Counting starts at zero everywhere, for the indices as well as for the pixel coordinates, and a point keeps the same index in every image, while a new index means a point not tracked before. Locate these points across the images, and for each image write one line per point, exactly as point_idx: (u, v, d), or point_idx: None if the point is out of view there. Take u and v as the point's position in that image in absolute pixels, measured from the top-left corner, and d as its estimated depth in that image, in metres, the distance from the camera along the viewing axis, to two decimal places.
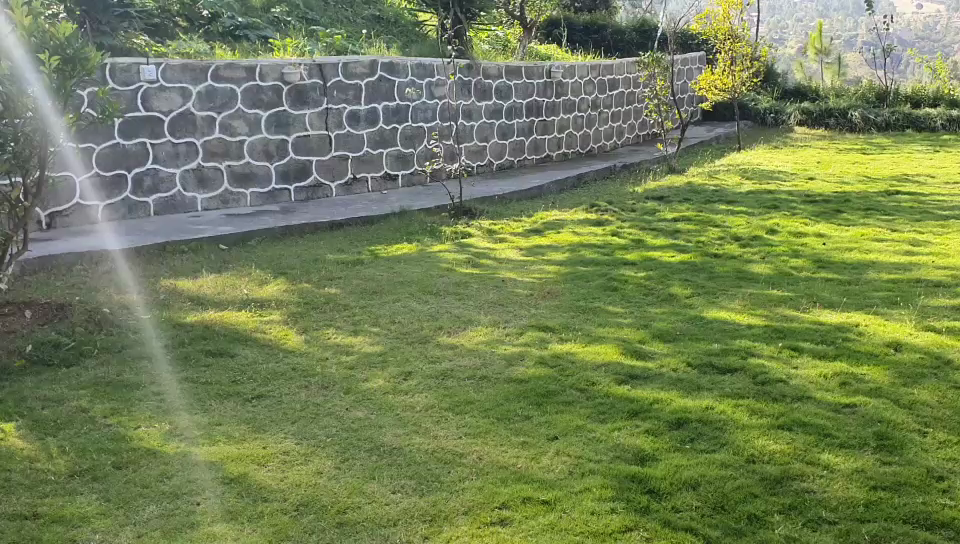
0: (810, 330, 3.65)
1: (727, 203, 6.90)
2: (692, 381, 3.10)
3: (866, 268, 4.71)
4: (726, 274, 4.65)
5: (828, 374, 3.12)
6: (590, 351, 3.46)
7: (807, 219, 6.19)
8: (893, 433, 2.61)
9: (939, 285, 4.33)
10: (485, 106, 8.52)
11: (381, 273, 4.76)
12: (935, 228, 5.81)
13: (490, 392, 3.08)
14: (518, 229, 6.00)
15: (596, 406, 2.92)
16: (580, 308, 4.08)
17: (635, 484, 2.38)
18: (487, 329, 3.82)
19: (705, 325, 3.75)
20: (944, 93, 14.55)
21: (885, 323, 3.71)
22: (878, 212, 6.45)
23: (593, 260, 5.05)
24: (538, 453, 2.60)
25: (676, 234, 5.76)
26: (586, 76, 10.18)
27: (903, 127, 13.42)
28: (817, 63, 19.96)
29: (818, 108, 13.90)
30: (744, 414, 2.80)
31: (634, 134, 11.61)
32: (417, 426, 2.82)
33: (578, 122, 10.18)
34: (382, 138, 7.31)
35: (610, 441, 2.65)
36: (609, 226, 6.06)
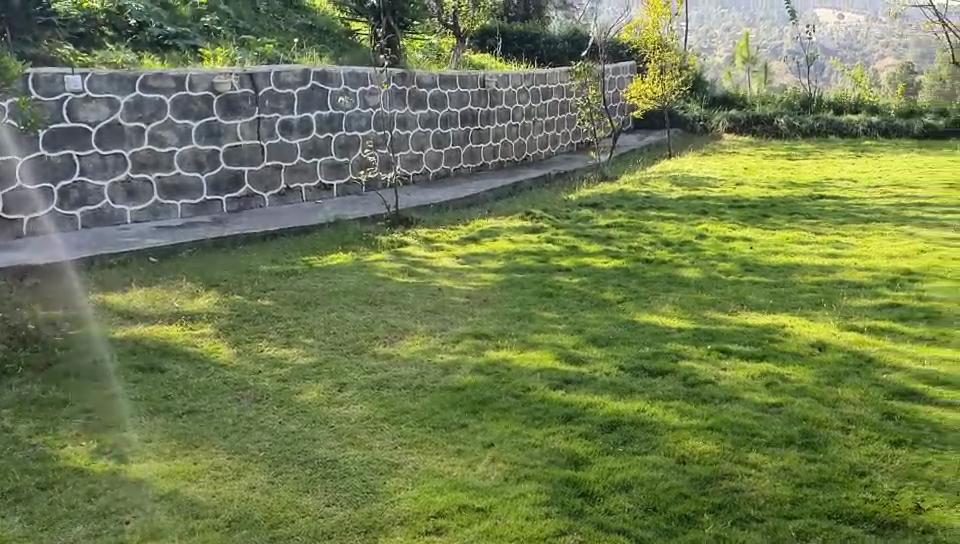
0: (738, 332, 3.72)
1: (659, 210, 7.02)
2: (625, 384, 3.14)
3: (791, 271, 4.83)
4: (658, 279, 4.72)
5: (755, 374, 3.19)
6: (525, 357, 3.48)
7: (735, 224, 6.33)
8: (818, 431, 2.68)
9: (861, 285, 4.47)
10: (420, 115, 8.52)
11: (315, 284, 4.71)
12: (857, 230, 6.00)
13: (426, 401, 3.07)
14: (454, 237, 6.01)
15: (531, 412, 2.93)
16: (515, 315, 4.09)
17: (569, 489, 2.39)
18: (423, 337, 3.81)
19: (638, 329, 3.80)
20: (864, 100, 15.05)
21: (809, 324, 3.81)
22: (802, 215, 6.64)
23: (528, 267, 5.08)
24: (473, 461, 2.60)
25: (609, 240, 5.84)
26: (520, 85, 10.27)
27: (826, 132, 13.92)
28: (744, 71, 20.71)
29: (744, 115, 14.25)
30: (674, 416, 2.84)
31: (568, 142, 11.73)
32: (352, 438, 2.80)
33: (513, 131, 10.24)
34: (316, 147, 7.25)
35: (544, 446, 2.66)
36: (543, 233, 6.11)
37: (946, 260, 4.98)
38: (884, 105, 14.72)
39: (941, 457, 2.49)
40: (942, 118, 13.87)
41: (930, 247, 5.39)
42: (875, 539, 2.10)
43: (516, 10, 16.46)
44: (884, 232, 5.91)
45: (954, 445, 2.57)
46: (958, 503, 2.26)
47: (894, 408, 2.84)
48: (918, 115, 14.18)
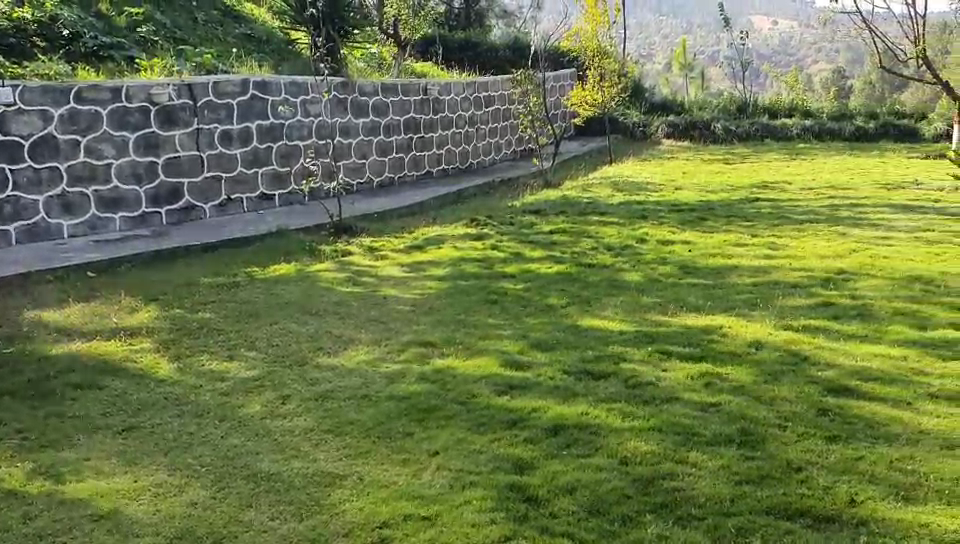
0: (678, 334, 3.77)
1: (601, 215, 7.09)
2: (568, 388, 3.16)
3: (728, 272, 4.92)
4: (601, 283, 4.77)
5: (695, 374, 3.24)
6: (470, 364, 3.48)
7: (674, 227, 6.43)
8: (755, 429, 2.73)
9: (796, 285, 4.57)
10: (362, 123, 8.48)
11: (257, 296, 4.66)
12: (792, 231, 6.13)
13: (371, 411, 3.06)
14: (398, 245, 5.99)
15: (475, 418, 2.93)
16: (461, 322, 4.10)
17: (514, 494, 2.40)
18: (368, 347, 3.79)
19: (581, 333, 3.83)
20: (798, 104, 15.41)
21: (746, 324, 3.89)
22: (739, 218, 6.77)
23: (472, 274, 5.09)
24: (418, 470, 2.59)
25: (552, 246, 5.87)
26: (462, 93, 10.30)
27: (762, 137, 14.23)
28: (682, 77, 21.02)
29: (682, 121, 14.45)
30: (616, 418, 2.87)
31: (510, 149, 11.79)
32: (295, 451, 2.77)
33: (456, 138, 10.25)
34: (257, 158, 7.18)
35: (488, 452, 2.66)
36: (487, 240, 6.13)
37: (876, 259, 5.12)
38: (816, 109, 15.11)
39: (873, 451, 2.55)
40: (871, 121, 14.30)
41: (861, 246, 5.54)
42: (811, 533, 2.14)
43: (457, 18, 16.51)
44: (818, 233, 6.06)
45: (885, 439, 2.64)
46: (891, 494, 2.30)
47: (829, 405, 2.91)
48: (849, 118, 14.59)
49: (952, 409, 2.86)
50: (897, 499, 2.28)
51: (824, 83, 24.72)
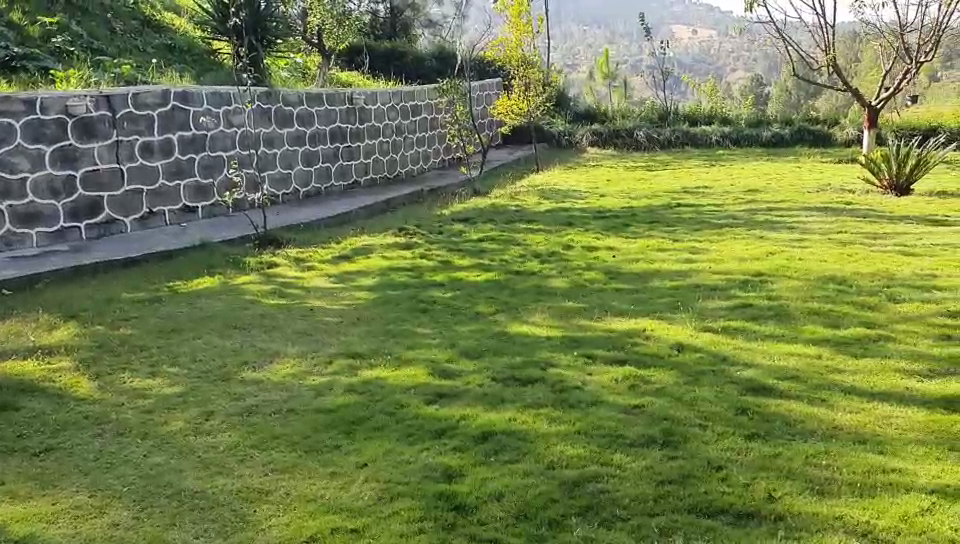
0: (602, 337, 3.83)
1: (527, 222, 7.15)
2: (497, 394, 3.18)
3: (652, 277, 5.02)
4: (528, 290, 4.81)
5: (619, 377, 3.30)
6: (398, 374, 3.47)
7: (600, 234, 6.52)
8: (677, 429, 2.78)
9: (716, 288, 4.68)
10: (287, 133, 8.40)
11: (181, 310, 4.57)
12: (712, 236, 6.28)
13: (298, 424, 3.02)
14: (326, 256, 5.95)
15: (403, 428, 2.93)
16: (389, 332, 4.08)
17: (442, 502, 2.40)
18: (294, 360, 3.74)
19: (509, 340, 3.85)
20: (716, 112, 15.80)
21: (668, 327, 3.97)
22: (662, 224, 6.90)
23: (401, 284, 5.08)
24: (346, 482, 2.57)
25: (480, 254, 5.89)
26: (388, 102, 10.28)
27: (683, 144, 14.54)
28: (606, 87, 21.35)
29: (606, 129, 14.65)
30: (543, 422, 2.90)
31: (439, 157, 11.82)
32: (220, 467, 2.72)
33: (384, 147, 10.23)
34: (179, 170, 7.06)
35: (417, 462, 2.66)
36: (415, 249, 6.12)
37: (792, 261, 5.28)
38: (733, 116, 15.52)
39: (789, 447, 2.62)
40: (786, 127, 14.75)
41: (778, 248, 5.71)
42: (732, 530, 2.19)
43: (382, 28, 16.48)
44: (736, 236, 6.22)
45: (801, 435, 2.72)
46: (807, 489, 2.36)
47: (747, 403, 2.99)
48: (765, 125, 15.02)
49: (864, 404, 2.96)
50: (813, 493, 2.34)
51: (740, 92, 25.41)
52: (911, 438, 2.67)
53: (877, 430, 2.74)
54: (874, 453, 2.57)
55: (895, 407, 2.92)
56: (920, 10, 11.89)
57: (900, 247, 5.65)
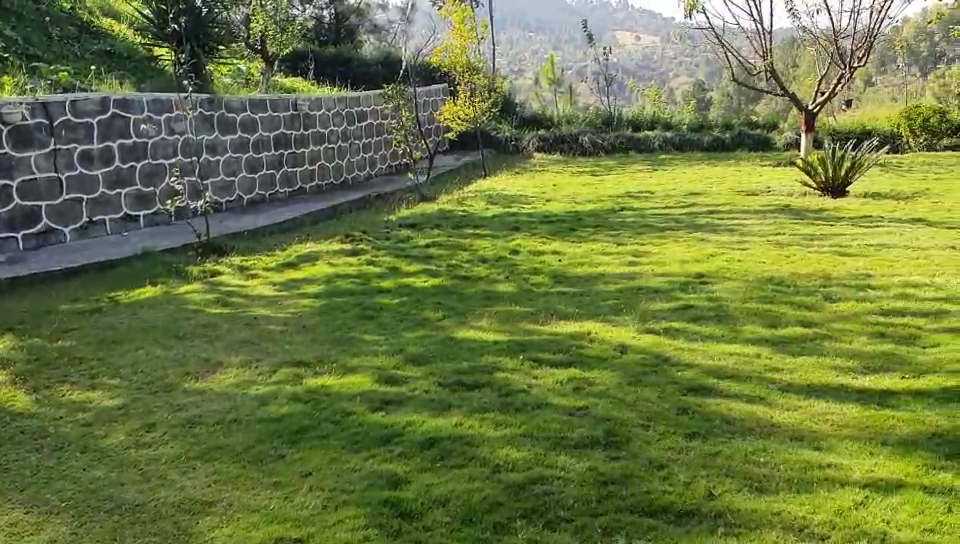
0: (548, 341, 3.86)
1: (474, 228, 7.16)
2: (442, 400, 3.18)
3: (597, 280, 5.07)
4: (475, 295, 4.82)
5: (563, 380, 3.32)
6: (343, 381, 3.45)
7: (546, 238, 6.56)
8: (620, 430, 2.82)
9: (660, 290, 4.74)
10: (230, 140, 8.30)
11: (122, 321, 4.48)
12: (655, 239, 6.36)
13: (242, 435, 2.99)
14: (271, 264, 5.89)
15: (349, 436, 2.91)
16: (335, 340, 4.06)
17: (387, 509, 2.39)
18: (238, 369, 3.70)
19: (456, 345, 3.86)
20: (659, 117, 16.02)
21: (612, 329, 4.01)
22: (606, 228, 6.97)
23: (347, 290, 5.05)
24: (291, 491, 2.55)
25: (427, 260, 5.89)
26: (333, 108, 10.23)
27: (627, 149, 14.71)
28: (551, 92, 21.49)
29: (552, 135, 14.75)
30: (489, 426, 2.91)
31: (386, 163, 11.79)
32: (162, 479, 2.68)
33: (329, 153, 10.17)
34: (120, 178, 6.94)
35: (362, 470, 2.64)
36: (361, 255, 6.09)
37: (732, 263, 5.38)
38: (676, 121, 15.76)
39: (729, 446, 2.67)
40: (726, 132, 15.02)
41: (718, 251, 5.80)
42: (672, 528, 2.21)
43: (327, 34, 16.40)
44: (678, 239, 6.31)
45: (740, 434, 2.77)
46: (745, 486, 2.40)
47: (688, 403, 3.03)
48: (707, 129, 15.28)
49: (800, 401, 3.03)
50: (751, 490, 2.38)
51: (683, 97, 25.83)
52: (845, 434, 2.73)
53: (814, 426, 2.80)
54: (810, 449, 2.63)
55: (830, 404, 2.99)
56: (853, 18, 12.22)
57: (836, 247, 5.79)
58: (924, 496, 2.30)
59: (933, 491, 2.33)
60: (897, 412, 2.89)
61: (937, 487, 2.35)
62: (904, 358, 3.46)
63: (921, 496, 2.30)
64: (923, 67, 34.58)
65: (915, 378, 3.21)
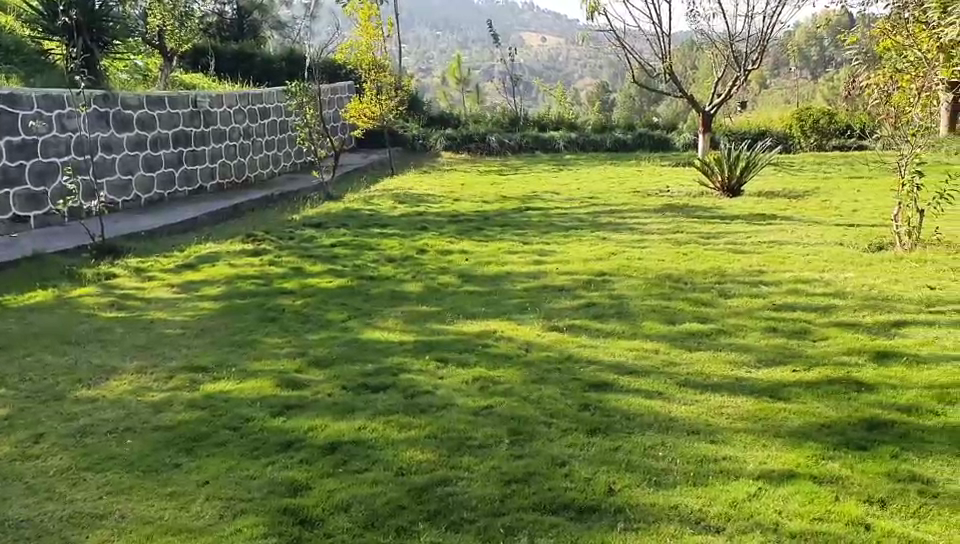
0: (454, 341, 3.85)
1: (380, 227, 7.09)
2: (346, 403, 3.13)
3: (503, 279, 5.08)
4: (380, 295, 4.78)
5: (469, 379, 3.32)
6: (244, 386, 3.36)
7: (453, 238, 6.55)
8: (524, 428, 2.83)
9: (565, 288, 4.79)
10: (126, 137, 8.02)
11: (8, 326, 4.27)
12: (561, 238, 6.43)
13: (135, 444, 2.88)
14: (169, 265, 5.71)
15: (249, 442, 2.84)
16: (236, 343, 3.96)
17: (287, 517, 2.34)
18: (133, 376, 3.57)
19: (361, 347, 3.81)
20: (565, 118, 16.22)
21: (517, 327, 4.03)
22: (512, 227, 7.01)
23: (249, 292, 4.93)
24: (187, 501, 2.46)
25: (332, 260, 5.80)
26: (234, 105, 10.00)
27: (533, 149, 14.84)
28: (459, 91, 21.54)
29: (459, 134, 14.74)
30: (393, 429, 2.88)
31: (290, 162, 11.60)
32: (49, 493, 2.55)
33: (231, 151, 9.94)
34: (8, 177, 6.61)
35: (262, 477, 2.58)
36: (264, 256, 5.95)
37: (634, 261, 5.48)
38: (580, 122, 15.98)
39: (629, 440, 2.71)
40: (629, 133, 15.33)
41: (621, 249, 5.90)
42: (574, 524, 2.23)
43: (230, 30, 16.01)
44: (583, 238, 6.39)
45: (640, 428, 2.82)
46: (645, 481, 2.44)
47: (591, 400, 3.07)
48: (610, 130, 15.54)
49: (698, 395, 3.10)
50: (650, 485, 2.42)
51: (589, 99, 26.24)
52: (740, 426, 2.81)
53: (710, 420, 2.87)
54: (706, 442, 2.69)
55: (725, 397, 3.07)
56: (747, 22, 12.62)
57: (732, 245, 5.96)
58: (814, 486, 2.37)
59: (821, 480, 2.41)
60: (788, 404, 2.99)
61: (825, 477, 2.43)
62: (795, 351, 3.58)
63: (811, 485, 2.38)
64: (813, 71, 36.01)
65: (805, 371, 3.33)
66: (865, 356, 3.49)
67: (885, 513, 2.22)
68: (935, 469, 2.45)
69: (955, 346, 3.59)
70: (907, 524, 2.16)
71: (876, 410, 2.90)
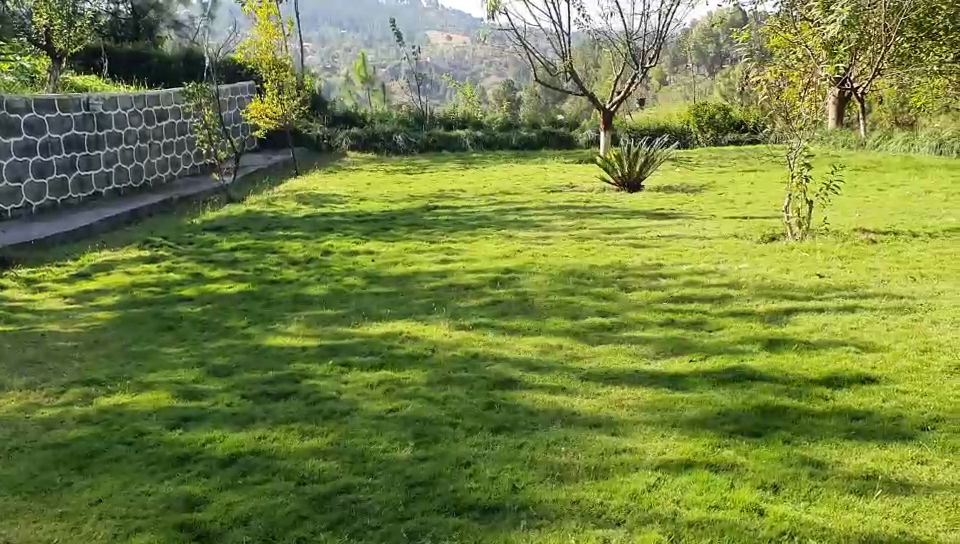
0: (358, 343, 3.81)
1: (284, 229, 6.97)
2: (247, 412, 3.06)
3: (410, 279, 5.05)
4: (284, 300, 4.68)
5: (373, 383, 3.28)
6: (140, 400, 3.25)
7: (359, 238, 6.49)
8: (429, 430, 2.81)
9: (471, 287, 4.79)
10: (13, 142, 7.66)
11: None
12: (467, 236, 6.44)
13: (23, 464, 2.74)
14: (62, 275, 5.49)
15: (145, 458, 2.74)
16: (132, 354, 3.82)
17: (184, 533, 2.26)
18: (20, 392, 3.40)
19: (262, 354, 3.72)
20: (471, 116, 16.27)
21: (423, 328, 4.01)
22: (419, 226, 6.98)
23: (146, 301, 4.78)
24: (78, 522, 2.36)
25: (233, 264, 5.67)
26: (130, 107, 9.69)
27: (439, 147, 14.83)
28: (364, 90, 21.36)
29: (364, 133, 14.61)
30: (295, 437, 2.82)
31: (189, 164, 11.30)
32: None
33: (127, 155, 9.62)
34: None
35: (158, 493, 2.49)
36: (162, 262, 5.77)
37: (538, 257, 5.53)
38: (486, 120, 16.04)
39: (533, 437, 2.72)
40: (533, 131, 15.47)
41: (526, 246, 5.94)
42: (478, 525, 2.22)
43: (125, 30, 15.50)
44: (488, 237, 6.40)
45: (542, 424, 2.83)
46: (548, 476, 2.45)
47: (496, 398, 3.07)
48: (515, 128, 15.66)
49: (600, 388, 3.13)
50: (553, 480, 2.43)
51: (496, 99, 26.40)
52: (639, 418, 2.85)
53: (611, 412, 2.91)
54: (608, 435, 2.72)
55: (626, 389, 3.12)
56: (643, 20, 12.88)
57: (633, 240, 6.08)
58: (711, 474, 2.42)
59: (717, 468, 2.46)
60: (685, 393, 3.05)
61: (720, 464, 2.49)
62: (692, 341, 3.67)
63: (707, 474, 2.43)
64: (710, 67, 37.06)
65: (702, 360, 3.41)
66: (759, 344, 3.59)
67: (778, 498, 2.28)
68: (825, 452, 2.54)
69: (842, 331, 3.72)
70: (798, 507, 2.23)
71: (769, 397, 2.98)
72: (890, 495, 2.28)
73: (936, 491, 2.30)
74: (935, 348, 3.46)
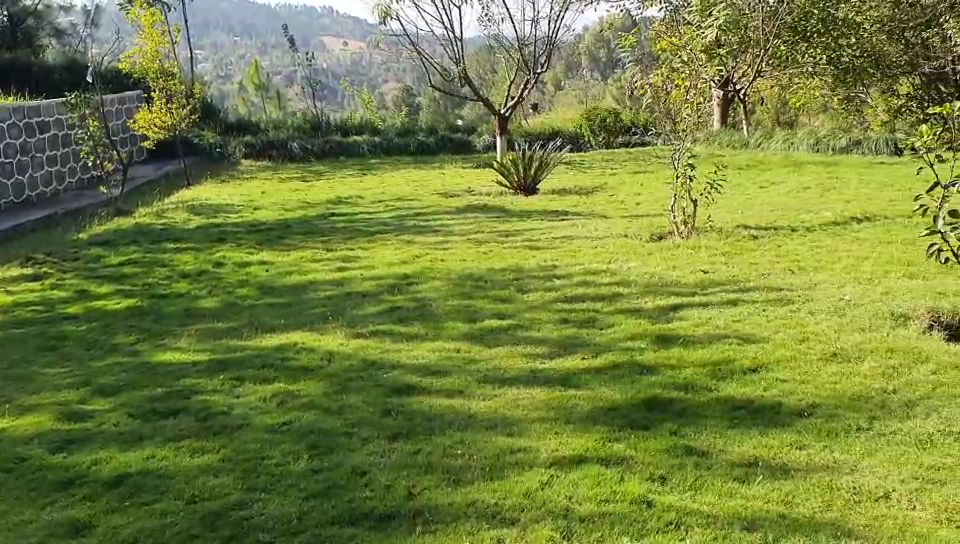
0: (251, 356, 3.74)
1: (175, 241, 6.79)
2: (134, 432, 2.96)
3: (306, 288, 5.00)
4: (174, 315, 4.55)
5: (267, 396, 3.23)
6: (19, 424, 3.11)
7: (253, 248, 6.37)
8: (324, 441, 2.78)
9: (368, 294, 4.77)
10: None
11: None
12: (363, 243, 6.41)
13: None
14: None
15: (25, 485, 2.62)
16: (12, 377, 3.66)
17: None
18: None
19: (152, 370, 3.62)
20: (367, 122, 16.19)
21: (318, 337, 3.97)
22: (314, 234, 6.90)
23: (28, 320, 4.58)
24: None
25: (121, 280, 5.48)
26: (8, 119, 9.28)
27: (336, 153, 14.69)
28: (258, 98, 21.03)
29: (258, 141, 14.38)
30: (185, 455, 2.75)
31: (75, 178, 10.89)
32: None
33: (7, 169, 9.22)
34: None
35: (39, 520, 2.39)
36: (46, 280, 5.54)
37: (435, 262, 5.54)
38: (383, 125, 15.99)
39: (430, 442, 2.73)
40: (430, 136, 15.49)
41: (423, 251, 5.95)
42: (373, 533, 2.21)
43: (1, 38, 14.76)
44: (386, 243, 6.38)
45: (439, 428, 2.84)
46: (443, 481, 2.46)
47: (392, 405, 3.06)
48: (412, 133, 15.67)
49: (496, 390, 3.16)
50: (449, 484, 2.44)
51: (394, 105, 26.41)
52: (534, 416, 2.89)
53: (506, 412, 2.94)
54: (503, 435, 2.75)
55: (521, 389, 3.15)
56: (534, 26, 13.04)
57: (527, 242, 6.16)
58: (602, 469, 2.48)
59: (608, 463, 2.52)
60: (578, 391, 3.11)
61: (611, 459, 2.54)
62: (585, 339, 3.74)
63: (599, 469, 2.48)
64: (603, 72, 37.88)
65: (594, 358, 3.47)
66: (648, 340, 3.68)
67: (666, 488, 2.35)
68: (710, 441, 2.63)
69: (726, 325, 3.86)
70: (685, 497, 2.29)
71: (658, 390, 3.06)
72: (770, 480, 2.37)
73: (812, 473, 2.41)
74: (812, 337, 3.62)
